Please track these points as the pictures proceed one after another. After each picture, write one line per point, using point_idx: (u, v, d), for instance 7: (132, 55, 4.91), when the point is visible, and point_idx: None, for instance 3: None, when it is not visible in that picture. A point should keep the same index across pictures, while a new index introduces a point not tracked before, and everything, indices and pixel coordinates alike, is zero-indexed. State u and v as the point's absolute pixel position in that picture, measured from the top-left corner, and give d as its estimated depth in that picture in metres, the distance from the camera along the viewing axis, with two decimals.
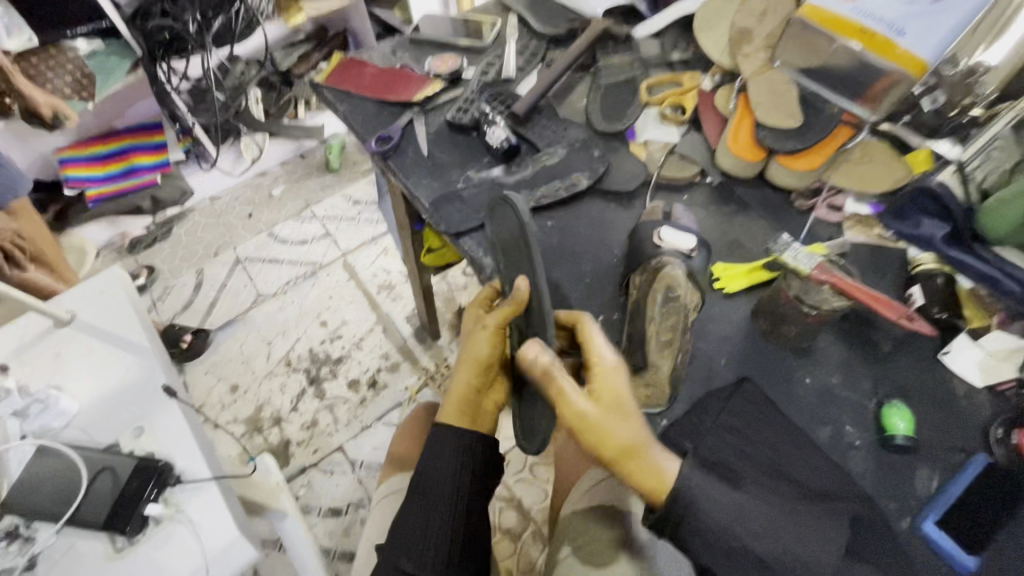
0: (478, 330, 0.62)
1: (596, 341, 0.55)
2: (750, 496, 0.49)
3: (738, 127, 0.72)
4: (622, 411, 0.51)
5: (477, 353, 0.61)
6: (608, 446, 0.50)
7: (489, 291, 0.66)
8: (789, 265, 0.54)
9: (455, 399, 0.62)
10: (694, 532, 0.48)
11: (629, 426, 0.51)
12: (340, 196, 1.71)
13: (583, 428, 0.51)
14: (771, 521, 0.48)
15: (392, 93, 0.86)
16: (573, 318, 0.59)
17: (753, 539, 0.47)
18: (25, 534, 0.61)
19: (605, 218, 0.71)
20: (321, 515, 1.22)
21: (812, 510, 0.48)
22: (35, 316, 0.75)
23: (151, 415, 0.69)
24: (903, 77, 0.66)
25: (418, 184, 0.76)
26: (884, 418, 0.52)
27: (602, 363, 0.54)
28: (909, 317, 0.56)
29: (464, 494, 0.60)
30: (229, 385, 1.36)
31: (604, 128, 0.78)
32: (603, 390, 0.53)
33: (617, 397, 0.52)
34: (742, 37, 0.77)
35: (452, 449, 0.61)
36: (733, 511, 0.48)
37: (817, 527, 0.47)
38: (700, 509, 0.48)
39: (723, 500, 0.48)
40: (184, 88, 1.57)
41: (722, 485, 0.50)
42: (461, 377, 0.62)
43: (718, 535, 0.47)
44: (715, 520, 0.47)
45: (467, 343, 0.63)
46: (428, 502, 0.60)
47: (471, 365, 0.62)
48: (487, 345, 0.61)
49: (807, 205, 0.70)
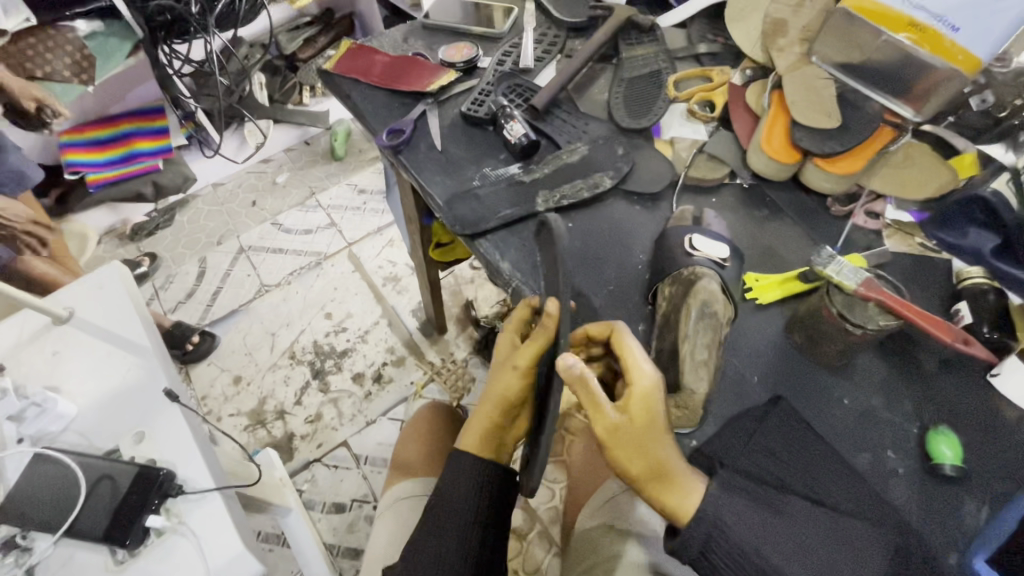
0: (506, 367, 0.56)
1: (634, 358, 0.51)
2: (782, 519, 0.47)
3: (772, 126, 0.69)
4: (654, 434, 0.49)
5: (502, 392, 0.56)
6: (634, 466, 0.49)
7: (525, 310, 0.59)
8: (833, 279, 0.51)
9: (477, 432, 0.59)
10: (718, 551, 0.47)
11: (659, 450, 0.48)
12: (345, 184, 1.66)
13: (610, 442, 0.49)
14: (801, 546, 0.46)
15: (404, 83, 0.81)
16: (608, 328, 0.54)
17: (784, 563, 0.46)
18: (22, 544, 0.58)
19: (630, 220, 0.67)
20: (324, 511, 1.19)
21: (851, 539, 0.46)
22: (32, 312, 0.72)
23: (150, 421, 0.66)
24: (955, 74, 0.63)
25: (432, 180, 0.72)
26: (930, 444, 0.50)
27: (638, 385, 0.49)
28: (965, 341, 0.51)
29: (475, 526, 0.59)
30: (233, 376, 1.34)
31: (629, 124, 0.74)
32: (636, 417, 0.49)
33: (653, 421, 0.49)
34: (776, 31, 0.74)
35: (472, 475, 0.59)
36: (763, 532, 0.47)
37: (850, 555, 0.46)
38: (727, 526, 0.47)
39: (752, 518, 0.47)
40: (186, 72, 1.59)
41: (755, 508, 0.48)
42: (484, 410, 0.58)
43: (743, 556, 0.46)
44: (741, 538, 0.47)
45: (495, 377, 0.58)
46: (440, 527, 0.59)
47: (496, 402, 0.57)
48: (516, 385, 0.56)
49: (844, 211, 0.66)
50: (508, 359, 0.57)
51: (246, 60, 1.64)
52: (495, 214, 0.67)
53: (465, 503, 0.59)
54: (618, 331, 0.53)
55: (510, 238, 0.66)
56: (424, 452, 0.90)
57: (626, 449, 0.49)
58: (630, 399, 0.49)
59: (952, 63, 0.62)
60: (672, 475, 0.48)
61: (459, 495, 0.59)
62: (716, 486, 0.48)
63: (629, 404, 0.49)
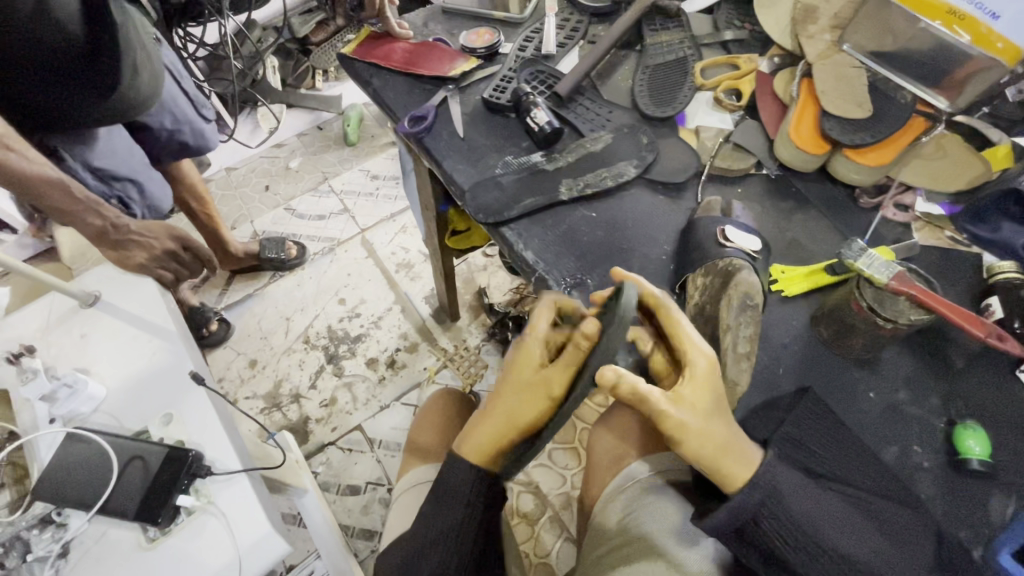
0: (535, 391, 0.54)
1: (692, 333, 0.51)
2: (829, 494, 0.48)
3: (801, 116, 0.68)
4: (705, 420, 0.47)
5: (524, 414, 0.55)
6: (695, 448, 0.47)
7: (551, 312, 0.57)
8: (864, 272, 0.51)
9: (481, 443, 0.58)
10: (771, 520, 0.46)
11: (721, 437, 0.47)
12: (358, 170, 1.66)
13: (675, 432, 0.48)
14: (851, 521, 0.46)
15: (424, 68, 0.81)
16: (657, 301, 0.53)
17: (840, 539, 0.45)
18: (58, 520, 0.60)
19: (655, 210, 0.67)
20: (339, 493, 1.20)
21: (899, 524, 0.46)
22: (60, 296, 0.74)
23: (178, 404, 0.67)
24: (994, 64, 0.63)
25: (455, 168, 0.72)
26: (958, 439, 0.50)
27: (698, 364, 0.49)
28: (999, 335, 0.49)
29: (472, 523, 0.59)
30: (248, 360, 1.36)
31: (654, 113, 0.73)
32: (695, 400, 0.48)
33: (713, 403, 0.48)
34: (807, 17, 0.75)
35: (468, 484, 0.59)
36: (817, 505, 0.47)
37: (896, 534, 0.46)
38: (785, 496, 0.46)
39: (804, 492, 0.47)
40: (201, 56, 1.66)
41: (807, 481, 0.48)
42: (495, 427, 0.57)
43: (799, 526, 0.46)
44: (795, 509, 0.46)
45: (516, 398, 0.55)
46: (440, 520, 0.59)
47: (510, 421, 0.56)
48: (533, 413, 0.55)
49: (874, 203, 0.66)
50: (535, 384, 0.55)
51: (258, 44, 1.73)
52: (519, 203, 0.67)
53: (463, 507, 0.59)
54: (664, 307, 0.52)
55: (534, 228, 0.66)
56: (439, 436, 0.91)
57: (692, 435, 0.47)
58: (690, 378, 0.48)
59: (992, 52, 0.63)
60: (727, 465, 0.47)
61: (456, 497, 0.59)
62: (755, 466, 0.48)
63: (692, 382, 0.48)
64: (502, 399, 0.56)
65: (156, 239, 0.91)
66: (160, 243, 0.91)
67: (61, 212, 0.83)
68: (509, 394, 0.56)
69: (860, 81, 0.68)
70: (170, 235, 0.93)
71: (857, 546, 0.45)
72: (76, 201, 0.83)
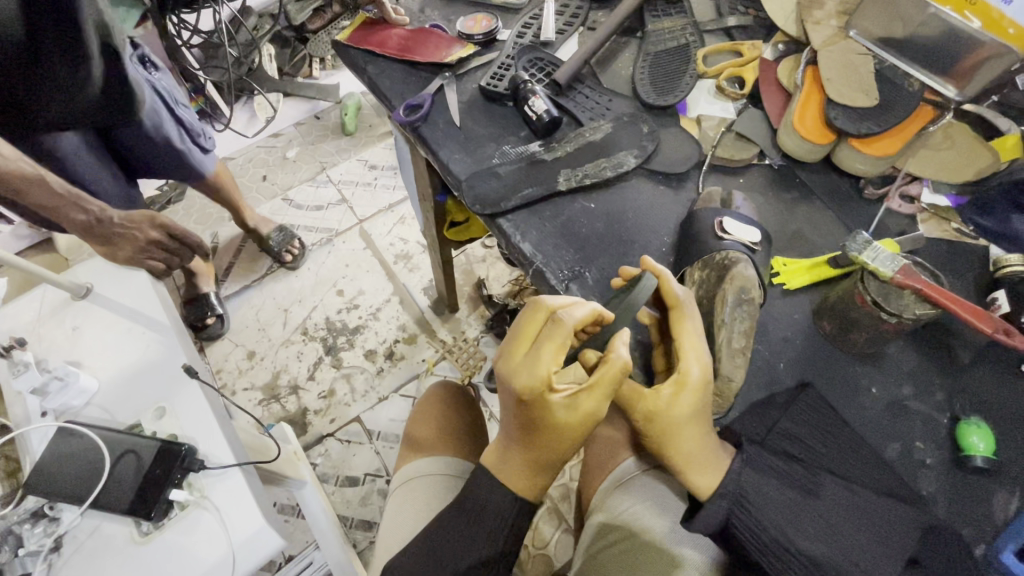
0: (566, 431, 0.50)
1: (693, 342, 0.50)
2: (815, 500, 0.47)
3: (806, 104, 0.66)
4: (683, 422, 0.48)
5: (556, 447, 0.52)
6: (680, 449, 0.48)
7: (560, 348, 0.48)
8: (868, 266, 0.50)
9: (517, 475, 0.56)
10: (740, 525, 0.47)
11: (704, 439, 0.49)
12: (356, 160, 1.64)
13: (659, 432, 0.49)
14: (827, 525, 0.46)
15: (419, 54, 0.79)
16: (674, 303, 0.52)
17: (807, 542, 0.45)
18: (50, 515, 0.59)
19: (653, 203, 0.65)
20: (338, 484, 1.20)
21: (895, 524, 0.46)
22: (51, 287, 0.73)
23: (170, 397, 0.66)
24: (1004, 50, 0.60)
25: (452, 158, 0.70)
26: (961, 435, 0.49)
27: (692, 374, 0.48)
28: (1006, 331, 0.48)
29: (508, 532, 0.57)
30: (246, 351, 1.35)
31: (654, 102, 0.71)
32: (674, 403, 0.48)
33: (698, 412, 0.48)
34: (813, 3, 0.73)
35: (495, 499, 0.56)
36: (790, 511, 0.46)
37: (881, 533, 0.45)
38: (752, 502, 0.47)
39: (778, 498, 0.47)
40: (196, 44, 1.63)
41: (788, 487, 0.47)
42: (529, 460, 0.54)
43: (768, 534, 0.46)
44: (765, 516, 0.46)
45: (547, 439, 0.51)
46: (485, 531, 0.57)
47: (543, 454, 0.53)
48: (565, 445, 0.52)
49: (879, 194, 0.65)
50: (563, 426, 0.50)
51: (254, 32, 1.71)
52: (516, 193, 0.65)
53: (491, 516, 0.57)
54: (681, 310, 0.52)
55: (531, 219, 0.64)
56: (436, 431, 0.90)
57: (687, 437, 0.48)
58: (682, 385, 0.48)
59: (1003, 38, 0.60)
60: (705, 469, 0.48)
61: (485, 512, 0.57)
62: (737, 464, 0.48)
63: (683, 392, 0.48)
64: (531, 440, 0.53)
65: (139, 228, 0.90)
66: (141, 233, 0.90)
67: (46, 208, 0.82)
68: (537, 437, 0.52)
69: (866, 68, 0.67)
70: (153, 224, 0.92)
71: (829, 551, 0.45)
72: (59, 198, 0.81)
